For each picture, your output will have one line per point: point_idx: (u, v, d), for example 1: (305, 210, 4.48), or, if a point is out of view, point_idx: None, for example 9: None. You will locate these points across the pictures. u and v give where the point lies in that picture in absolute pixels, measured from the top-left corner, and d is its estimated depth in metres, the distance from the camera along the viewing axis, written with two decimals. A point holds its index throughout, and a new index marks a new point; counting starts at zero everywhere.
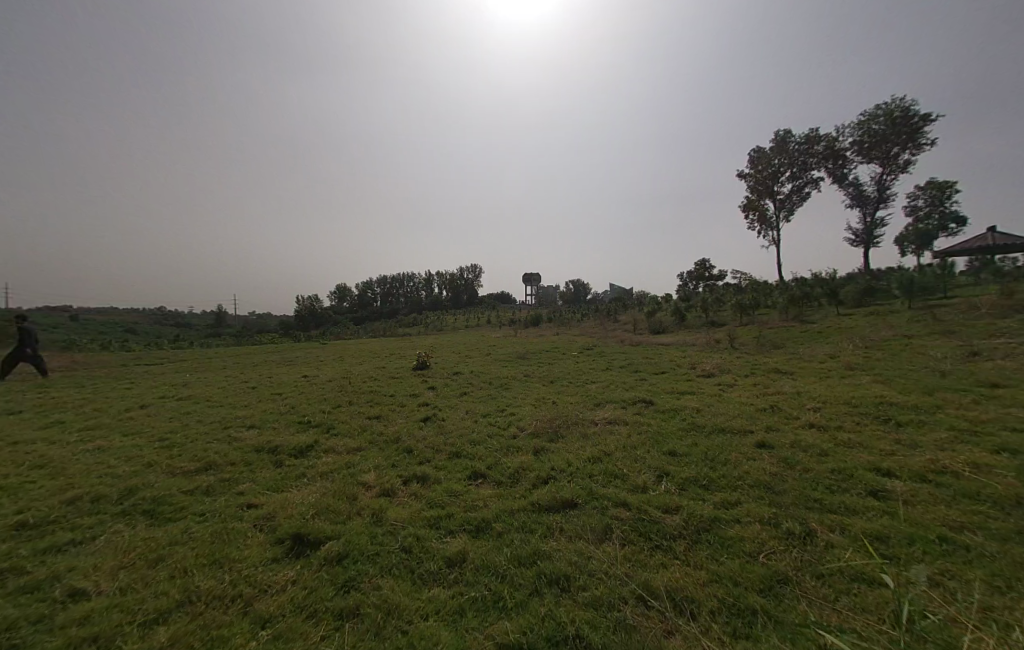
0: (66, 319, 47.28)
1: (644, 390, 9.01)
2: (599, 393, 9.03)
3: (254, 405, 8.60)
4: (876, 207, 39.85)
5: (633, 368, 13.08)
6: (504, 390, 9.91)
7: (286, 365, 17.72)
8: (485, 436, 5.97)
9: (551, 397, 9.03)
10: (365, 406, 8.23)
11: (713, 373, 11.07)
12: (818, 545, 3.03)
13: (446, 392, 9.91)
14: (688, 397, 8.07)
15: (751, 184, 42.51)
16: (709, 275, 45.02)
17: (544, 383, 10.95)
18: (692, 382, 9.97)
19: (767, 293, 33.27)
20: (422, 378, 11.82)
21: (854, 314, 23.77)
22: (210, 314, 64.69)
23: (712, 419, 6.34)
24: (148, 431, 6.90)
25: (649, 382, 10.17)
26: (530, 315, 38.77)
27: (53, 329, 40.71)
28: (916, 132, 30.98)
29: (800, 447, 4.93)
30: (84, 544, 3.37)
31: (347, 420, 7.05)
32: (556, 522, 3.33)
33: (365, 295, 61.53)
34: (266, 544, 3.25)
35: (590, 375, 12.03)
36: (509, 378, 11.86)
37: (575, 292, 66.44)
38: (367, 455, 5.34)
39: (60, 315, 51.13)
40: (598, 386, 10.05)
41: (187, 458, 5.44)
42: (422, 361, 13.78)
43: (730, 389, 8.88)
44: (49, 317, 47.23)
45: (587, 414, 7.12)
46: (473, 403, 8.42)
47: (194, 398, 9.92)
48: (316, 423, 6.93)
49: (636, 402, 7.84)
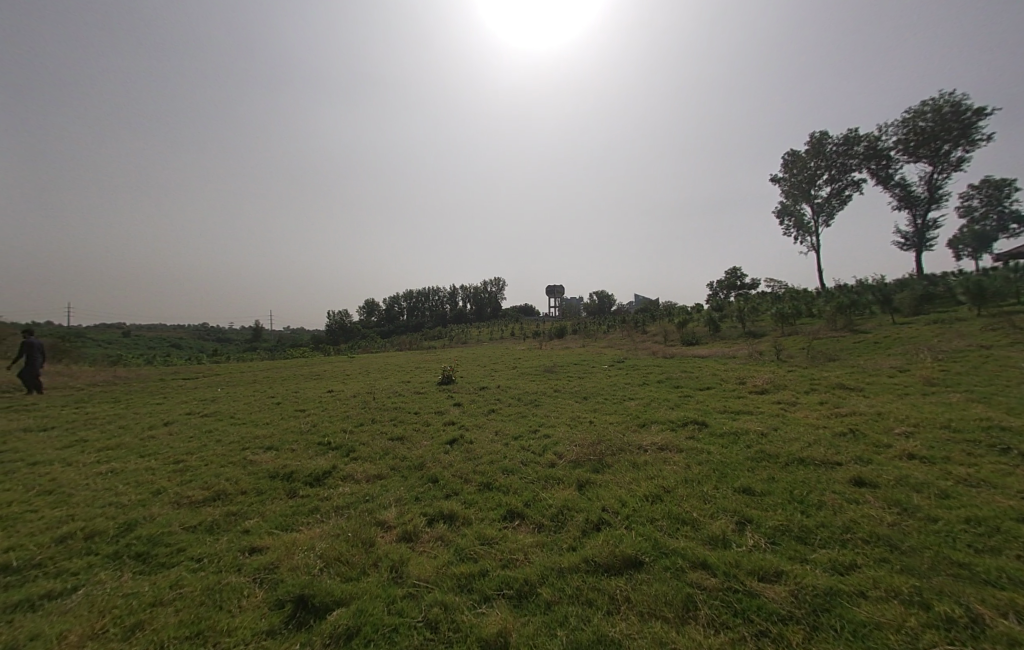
0: (117, 335, 50.17)
1: (692, 409, 8.10)
2: (641, 412, 8.19)
3: (276, 423, 8.22)
4: (927, 207, 37.14)
5: (673, 382, 12.12)
6: (535, 408, 9.20)
7: (312, 380, 17.65)
8: (520, 463, 5.28)
9: (588, 416, 8.27)
10: (388, 425, 7.69)
11: (767, 389, 9.99)
12: (994, 640, 2.18)
13: (472, 409, 9.28)
14: (747, 419, 7.13)
15: (786, 188, 40.66)
16: (743, 285, 43.06)
17: (578, 399, 10.19)
18: (745, 399, 8.98)
19: (810, 301, 31.28)
20: (447, 395, 11.25)
21: (913, 323, 21.78)
22: (246, 329, 67.23)
23: (785, 448, 5.40)
24: (165, 451, 6.57)
25: (695, 399, 9.22)
26: (555, 327, 38.04)
27: (104, 345, 43.20)
28: (969, 127, 28.75)
29: (912, 487, 3.98)
30: (57, 602, 2.87)
31: (368, 442, 6.51)
32: (620, 593, 2.60)
33: (392, 309, 62.42)
34: (263, 609, 2.67)
35: (627, 390, 11.15)
36: (539, 394, 11.14)
37: (600, 304, 65.19)
38: (388, 484, 4.75)
39: (113, 331, 54.53)
40: (638, 403, 9.19)
41: (198, 484, 5.00)
42: (448, 376, 13.26)
43: (793, 409, 7.84)
44: (102, 334, 50.23)
45: (633, 437, 6.30)
46: (503, 423, 7.76)
47: (218, 414, 9.69)
48: (336, 444, 6.43)
49: (687, 423, 6.98)
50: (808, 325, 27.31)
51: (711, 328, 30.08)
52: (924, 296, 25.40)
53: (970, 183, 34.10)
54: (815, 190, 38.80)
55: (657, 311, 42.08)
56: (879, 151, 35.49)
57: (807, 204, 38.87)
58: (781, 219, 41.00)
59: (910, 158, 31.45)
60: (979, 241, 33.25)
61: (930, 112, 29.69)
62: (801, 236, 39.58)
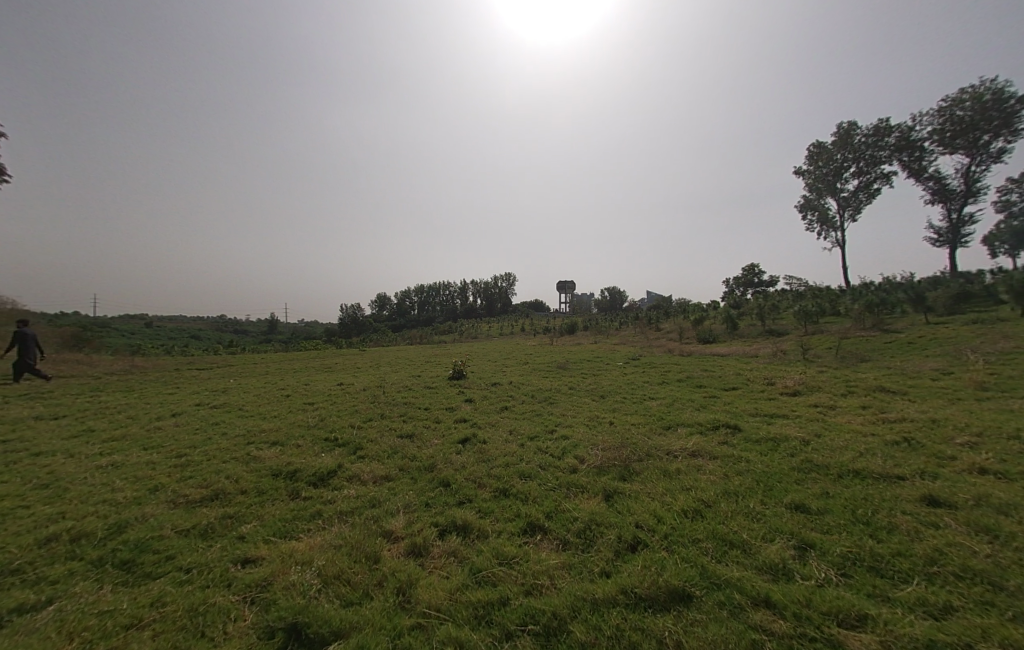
0: (139, 326, 51.25)
1: (720, 410, 7.59)
2: (665, 412, 7.69)
3: (283, 416, 7.94)
4: (964, 202, 35.33)
5: (695, 381, 11.54)
6: (551, 406, 8.76)
7: (323, 372, 17.52)
8: (539, 467, 4.84)
9: (608, 416, 7.78)
10: (398, 422, 7.34)
11: (799, 391, 9.35)
12: None
13: (485, 406, 8.90)
14: (784, 423, 6.57)
15: (811, 181, 39.20)
16: (760, 282, 41.85)
17: (596, 397, 9.70)
18: (776, 401, 8.39)
19: (835, 300, 30.14)
20: (459, 390, 10.90)
21: (948, 323, 20.71)
22: (261, 321, 68.18)
23: (834, 460, 4.88)
24: (168, 443, 6.31)
25: (721, 399, 8.70)
26: (567, 323, 37.43)
27: (125, 335, 44.22)
28: (1012, 116, 27.03)
29: (997, 511, 3.45)
30: (25, 619, 2.54)
31: (377, 439, 6.17)
32: (670, 637, 2.16)
33: (403, 303, 62.54)
34: (251, 638, 2.30)
35: (647, 389, 10.60)
36: (553, 391, 10.72)
37: (612, 301, 64.28)
38: (396, 488, 4.36)
39: (136, 321, 56.07)
40: (662, 403, 8.64)
41: (197, 481, 4.68)
42: (458, 371, 12.89)
43: (833, 414, 7.26)
44: (122, 324, 51.30)
45: (660, 441, 5.82)
46: (519, 421, 7.34)
47: (227, 406, 9.48)
48: (343, 441, 6.09)
49: (718, 425, 6.45)
50: (833, 324, 26.25)
51: (729, 325, 29.17)
52: (959, 295, 24.14)
53: (1009, 176, 31.90)
54: (842, 183, 37.27)
55: (672, 308, 41.15)
56: (912, 142, 33.80)
57: (833, 198, 37.42)
58: (804, 214, 39.59)
59: (945, 149, 29.84)
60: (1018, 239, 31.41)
61: (969, 100, 28.06)
62: (825, 232, 38.14)
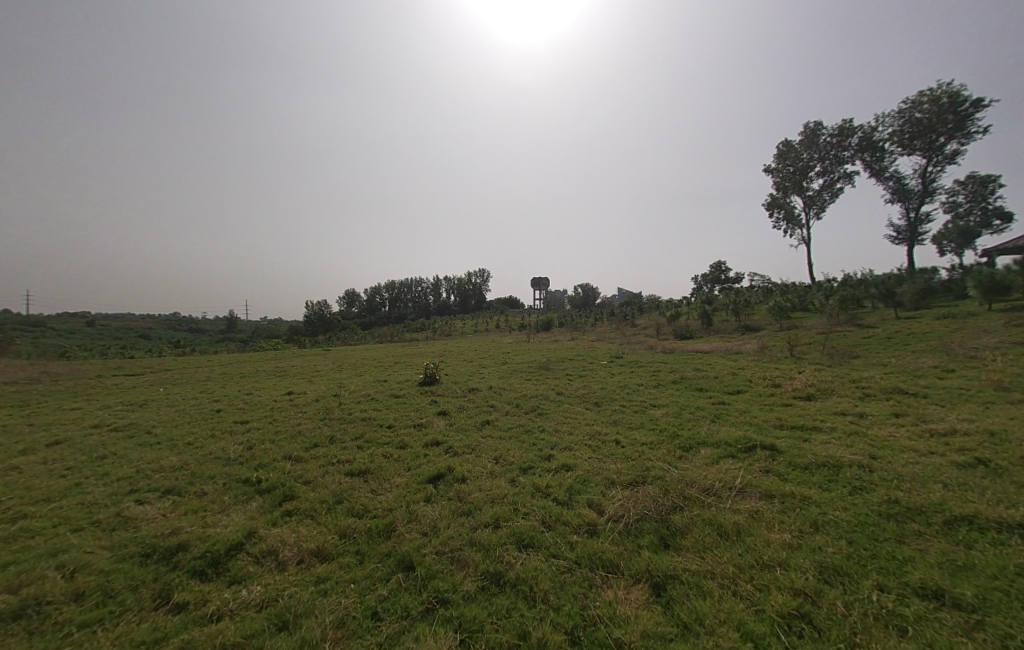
0: (80, 325, 46.11)
1: (741, 423, 6.44)
2: (678, 426, 6.47)
3: (201, 445, 6.15)
4: (920, 201, 36.62)
5: (693, 384, 10.45)
6: (540, 419, 7.38)
7: (275, 377, 15.42)
8: (542, 526, 3.41)
9: (611, 432, 6.46)
10: (350, 449, 5.75)
11: (812, 394, 8.40)
12: None
13: (461, 420, 7.42)
14: (826, 442, 5.45)
15: (778, 179, 39.71)
16: (727, 279, 42.28)
17: (590, 406, 8.37)
18: (796, 409, 7.34)
19: (806, 295, 30.47)
20: (430, 399, 9.36)
21: (921, 318, 20.90)
22: (219, 319, 63.57)
23: (926, 497, 3.75)
24: (11, 496, 4.46)
25: (734, 407, 7.59)
26: (542, 319, 36.22)
27: (63, 335, 39.76)
28: (967, 119, 27.63)
29: None
30: None
31: (318, 479, 4.59)
32: None
33: (372, 300, 59.53)
34: None
35: (645, 394, 9.39)
36: (539, 398, 9.36)
37: (585, 297, 63.87)
38: (330, 579, 2.84)
39: (77, 319, 51.15)
40: (668, 413, 7.40)
41: (8, 577, 2.96)
42: (430, 375, 11.28)
43: (870, 424, 6.25)
44: (58, 322, 46.29)
45: (692, 470, 4.56)
46: (504, 444, 5.91)
47: (133, 428, 7.51)
48: (269, 485, 4.46)
49: (748, 444, 5.29)
50: (807, 319, 26.30)
51: (704, 321, 28.77)
52: (923, 290, 24.74)
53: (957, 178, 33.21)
54: (807, 182, 37.88)
55: (646, 303, 40.83)
56: (874, 143, 34.49)
57: (799, 196, 38.03)
58: (771, 212, 40.08)
59: (904, 150, 30.46)
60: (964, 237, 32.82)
61: (927, 102, 28.59)
62: (791, 229, 38.80)
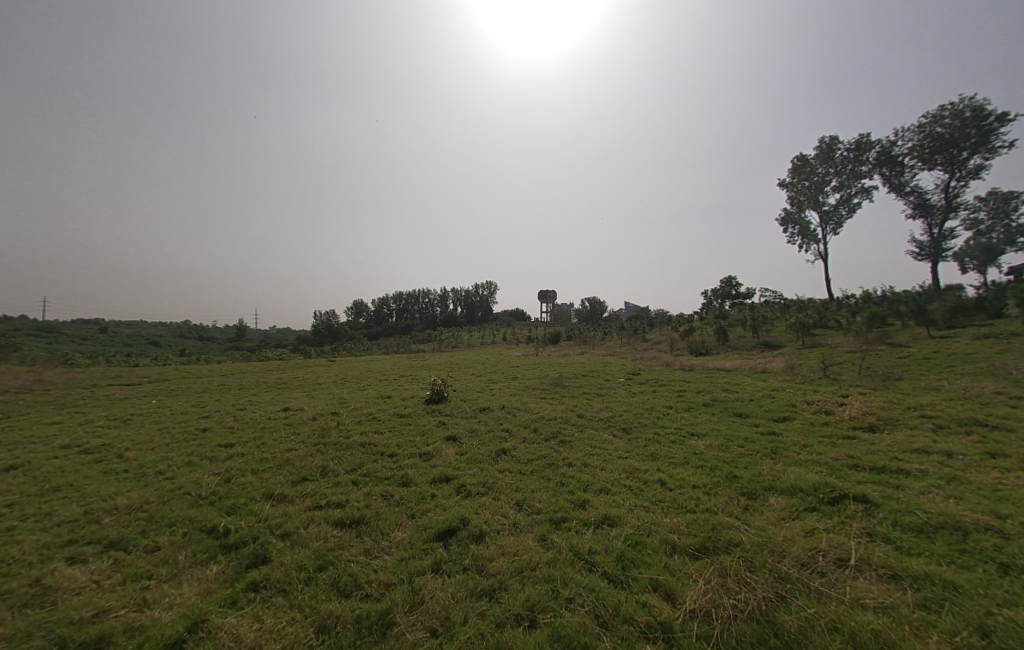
0: (93, 331, 46.47)
1: (807, 462, 5.40)
2: (731, 464, 5.46)
3: (170, 476, 5.25)
4: (943, 216, 35.26)
5: (729, 409, 9.39)
6: (564, 450, 6.40)
7: (274, 391, 14.61)
8: (596, 627, 2.46)
9: (652, 469, 5.46)
10: (345, 485, 4.84)
11: (875, 424, 7.33)
12: None
13: (474, 448, 6.47)
14: (925, 492, 4.43)
15: (793, 194, 38.74)
16: (739, 294, 41.16)
17: (619, 434, 7.37)
18: (864, 444, 6.28)
19: (827, 311, 29.17)
20: (438, 420, 8.42)
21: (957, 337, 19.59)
22: (228, 327, 63.80)
23: None
24: None
25: (790, 439, 6.55)
26: (550, 332, 35.33)
27: (75, 340, 39.80)
28: (991, 133, 26.42)
29: None
30: None
31: (303, 531, 3.68)
32: None
33: (380, 311, 59.16)
34: None
35: (678, 419, 8.37)
36: (557, 421, 8.37)
37: (592, 310, 62.92)
38: None
39: (92, 326, 51.75)
40: (714, 446, 6.36)
41: None
42: (437, 392, 10.34)
43: (967, 467, 5.18)
44: (72, 328, 46.62)
45: (773, 534, 3.59)
46: (526, 483, 4.96)
47: (102, 451, 6.66)
48: (238, 540, 3.55)
49: (831, 494, 4.29)
50: (830, 337, 25.02)
51: (720, 337, 27.61)
52: (955, 307, 23.40)
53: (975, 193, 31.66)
54: (823, 197, 36.89)
55: (657, 318, 39.75)
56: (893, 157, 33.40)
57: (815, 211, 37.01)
58: (786, 227, 39.07)
59: (924, 165, 29.36)
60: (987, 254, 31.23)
61: (949, 116, 27.50)
62: (806, 245, 37.78)
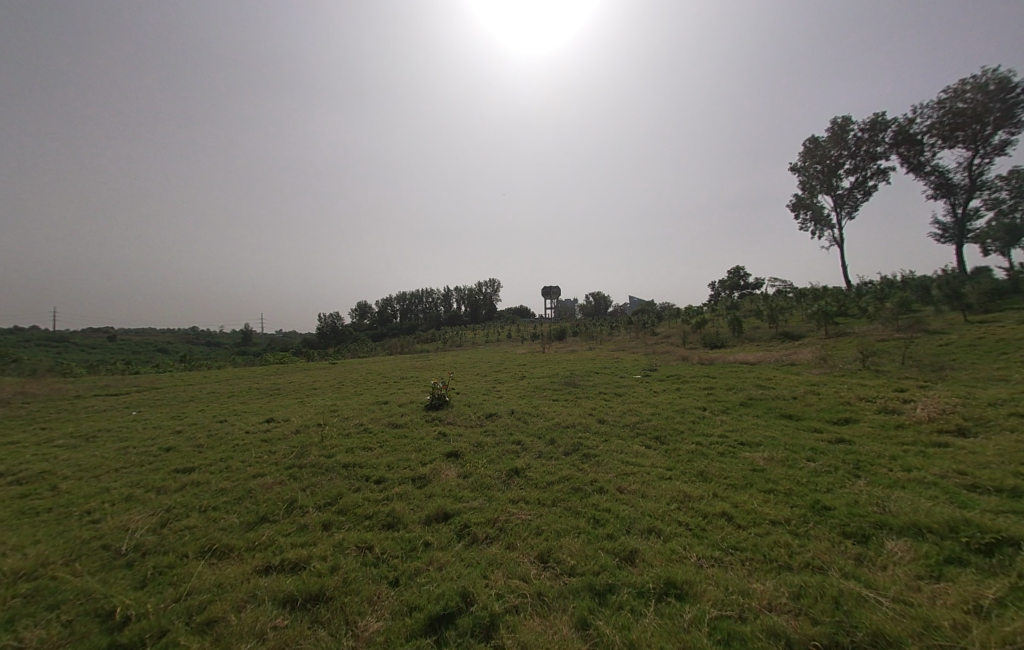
0: (100, 339, 46.36)
1: (910, 485, 4.16)
2: (811, 488, 4.24)
3: (97, 521, 4.13)
4: (966, 196, 33.32)
5: (772, 409, 8.14)
6: (590, 469, 5.20)
7: (265, 398, 13.53)
8: None
9: (708, 496, 4.26)
10: (313, 530, 3.70)
11: (964, 427, 6.04)
12: None
13: (480, 468, 5.31)
14: None
15: (805, 178, 37.04)
16: (747, 285, 39.72)
17: (653, 445, 6.16)
18: (967, 454, 5.02)
19: (849, 298, 27.66)
20: (437, 430, 7.26)
21: (999, 322, 18.06)
22: (234, 332, 63.46)
23: None
24: None
25: (868, 450, 5.30)
26: (557, 328, 34.15)
27: (81, 348, 39.45)
28: (1016, 107, 24.50)
29: None
30: None
31: (232, 620, 2.52)
32: None
33: (384, 312, 58.29)
34: None
35: (718, 424, 7.14)
36: (576, 429, 7.15)
37: (597, 306, 61.61)
38: None
39: (99, 334, 51.65)
40: (776, 460, 5.14)
41: None
42: (437, 397, 9.20)
43: None
44: (81, 337, 46.40)
45: (932, 616, 2.39)
46: (550, 520, 3.79)
47: (37, 481, 5.56)
48: (135, 642, 2.40)
49: (978, 539, 3.07)
50: (856, 325, 23.55)
51: (735, 328, 26.24)
52: (991, 290, 21.75)
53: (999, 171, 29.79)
54: (838, 181, 35.17)
55: (666, 310, 38.43)
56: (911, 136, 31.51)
57: (828, 194, 35.39)
58: (798, 213, 37.48)
59: (944, 144, 27.54)
60: (1011, 235, 29.40)
61: (971, 91, 25.59)
62: (820, 230, 36.17)
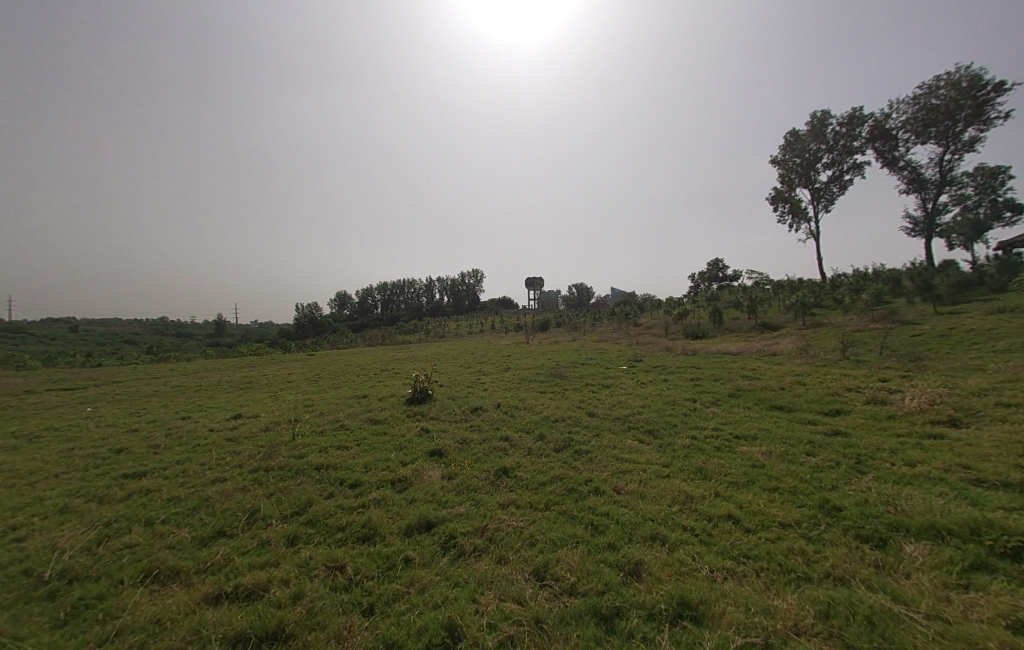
0: (61, 330, 43.75)
1: (918, 481, 3.98)
2: (817, 486, 4.00)
3: (22, 539, 3.57)
4: (936, 191, 34.22)
5: (763, 400, 8.02)
6: (583, 467, 4.87)
7: (235, 392, 12.78)
8: None
9: (710, 495, 3.99)
10: (276, 546, 3.26)
11: (956, 417, 5.98)
12: None
13: (465, 468, 4.91)
14: None
15: (784, 171, 37.48)
16: (726, 276, 40.27)
17: (647, 439, 5.88)
18: (965, 446, 4.90)
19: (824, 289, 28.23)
20: (418, 426, 6.82)
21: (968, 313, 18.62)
22: (206, 323, 61.02)
23: None
24: None
25: (867, 443, 5.14)
26: (540, 319, 33.89)
27: (40, 339, 37.15)
28: (985, 105, 25.04)
29: None
30: None
31: None
32: None
33: (364, 302, 56.92)
34: None
35: (710, 416, 6.94)
36: (565, 424, 6.83)
37: (580, 296, 61.62)
38: None
39: (60, 324, 48.85)
40: (776, 455, 4.93)
41: None
42: (419, 390, 8.76)
43: None
44: (39, 327, 43.76)
45: (974, 635, 2.15)
46: (544, 528, 3.44)
47: None
48: None
49: (1002, 543, 2.87)
50: (832, 316, 24.04)
51: (717, 319, 26.47)
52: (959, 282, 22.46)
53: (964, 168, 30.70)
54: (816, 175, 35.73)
55: (648, 301, 38.61)
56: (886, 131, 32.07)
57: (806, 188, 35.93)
58: (777, 206, 38.02)
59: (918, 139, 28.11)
60: (975, 229, 30.47)
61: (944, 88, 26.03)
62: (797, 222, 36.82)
